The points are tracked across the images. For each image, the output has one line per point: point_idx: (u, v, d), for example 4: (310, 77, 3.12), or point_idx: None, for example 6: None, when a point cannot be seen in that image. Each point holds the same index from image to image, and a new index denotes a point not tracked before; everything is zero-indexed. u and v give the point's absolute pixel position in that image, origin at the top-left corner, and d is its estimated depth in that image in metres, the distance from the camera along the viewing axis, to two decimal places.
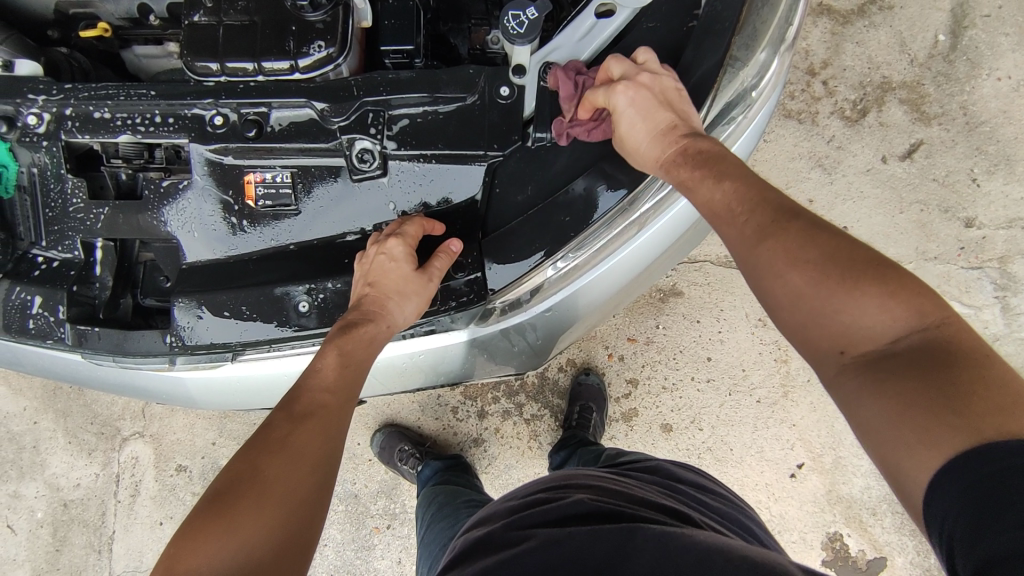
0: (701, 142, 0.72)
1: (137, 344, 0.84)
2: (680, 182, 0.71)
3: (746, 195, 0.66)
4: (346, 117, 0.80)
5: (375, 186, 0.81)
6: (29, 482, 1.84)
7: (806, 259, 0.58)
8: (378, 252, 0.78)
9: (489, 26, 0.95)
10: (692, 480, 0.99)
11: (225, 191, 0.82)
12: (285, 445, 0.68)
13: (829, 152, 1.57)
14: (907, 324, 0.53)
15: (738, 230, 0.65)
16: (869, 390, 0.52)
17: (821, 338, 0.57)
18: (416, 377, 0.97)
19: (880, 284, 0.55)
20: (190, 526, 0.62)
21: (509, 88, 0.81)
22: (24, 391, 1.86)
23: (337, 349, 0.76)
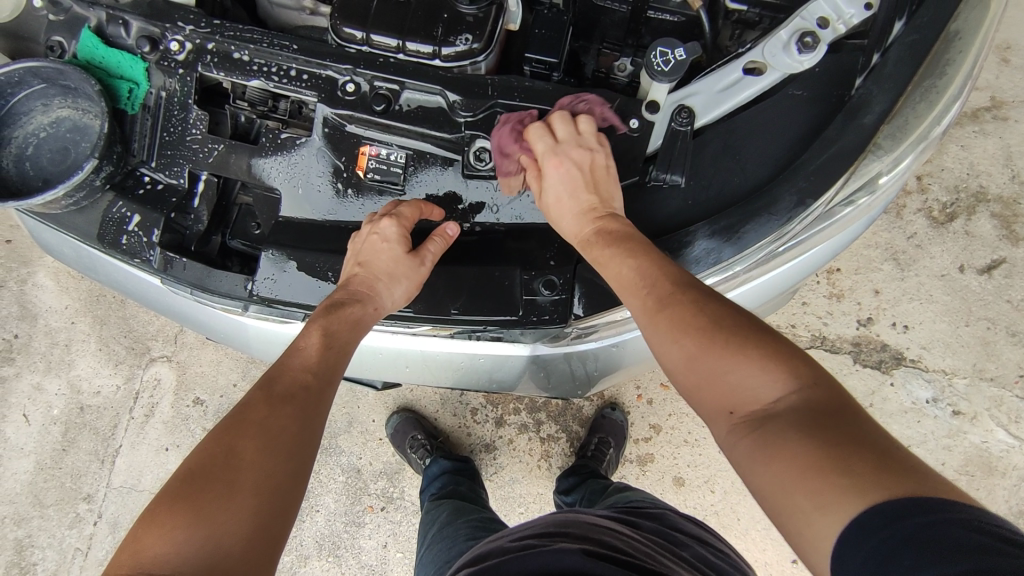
0: (613, 223, 0.74)
1: (219, 284, 0.85)
2: (592, 259, 0.73)
3: (650, 267, 0.67)
4: (473, 114, 0.80)
5: (484, 186, 0.82)
6: (53, 378, 1.88)
7: (694, 324, 0.61)
8: (372, 230, 0.78)
9: (619, 53, 0.95)
10: (691, 532, 0.96)
11: (337, 156, 0.83)
12: (261, 427, 0.64)
13: (907, 248, 1.53)
14: (793, 387, 0.55)
15: (640, 299, 0.66)
16: (762, 451, 0.53)
17: (711, 398, 0.59)
18: (468, 380, 0.97)
19: (763, 350, 0.58)
20: (154, 510, 0.58)
21: (639, 122, 0.80)
22: (70, 291, 1.92)
23: (320, 329, 0.75)
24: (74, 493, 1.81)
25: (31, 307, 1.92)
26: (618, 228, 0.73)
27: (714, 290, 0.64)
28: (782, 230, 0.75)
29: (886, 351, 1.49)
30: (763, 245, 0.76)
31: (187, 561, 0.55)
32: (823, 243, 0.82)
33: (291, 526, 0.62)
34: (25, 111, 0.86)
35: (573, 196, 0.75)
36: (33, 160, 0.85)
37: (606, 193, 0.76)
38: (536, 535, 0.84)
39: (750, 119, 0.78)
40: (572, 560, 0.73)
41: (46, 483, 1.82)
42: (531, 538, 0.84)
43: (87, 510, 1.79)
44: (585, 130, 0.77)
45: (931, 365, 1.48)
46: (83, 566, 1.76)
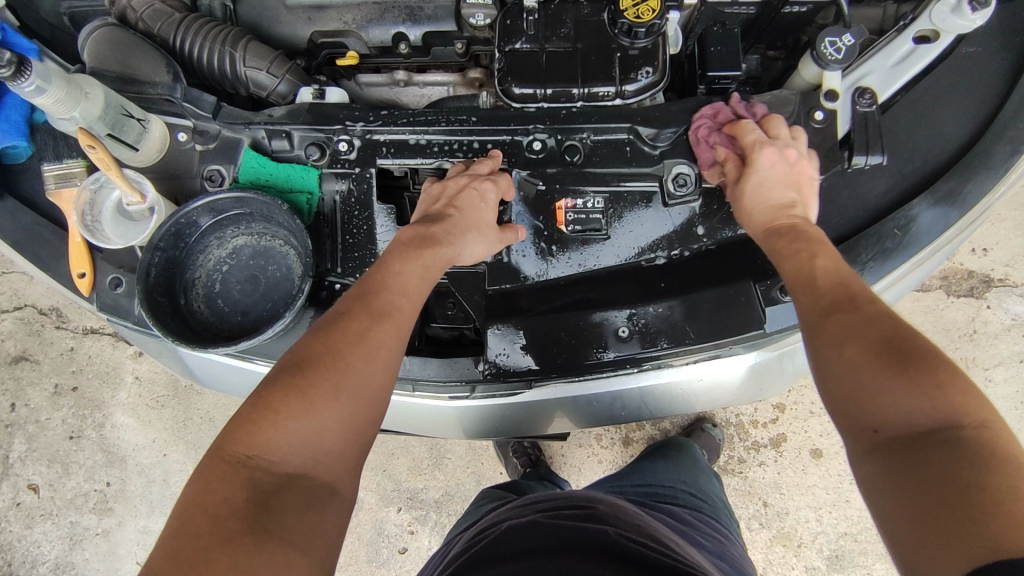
0: (810, 228, 0.67)
1: (446, 374, 0.85)
2: (771, 252, 0.67)
3: (835, 274, 0.60)
4: (666, 143, 0.81)
5: (688, 211, 0.81)
6: (160, 516, 1.74)
7: (864, 337, 0.53)
8: (472, 184, 0.77)
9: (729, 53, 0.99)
10: (704, 525, 0.89)
11: (535, 217, 0.82)
12: (364, 338, 0.62)
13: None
14: (936, 419, 0.48)
15: (808, 298, 0.59)
16: (888, 480, 0.48)
17: (847, 411, 0.52)
18: (678, 409, 0.91)
19: (926, 386, 0.49)
20: (264, 395, 0.57)
21: (823, 112, 0.81)
22: (153, 422, 1.79)
23: (420, 262, 0.70)
24: None
25: (118, 451, 1.78)
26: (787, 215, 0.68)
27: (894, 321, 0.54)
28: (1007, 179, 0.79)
29: (974, 279, 1.43)
30: (989, 199, 0.79)
31: (292, 457, 0.55)
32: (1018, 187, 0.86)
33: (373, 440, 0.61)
34: (202, 248, 0.83)
35: (771, 187, 0.71)
36: (225, 295, 0.82)
37: (806, 199, 0.72)
38: (556, 502, 0.74)
39: (934, 86, 0.80)
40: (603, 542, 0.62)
41: None
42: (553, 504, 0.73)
43: None
44: (799, 138, 0.76)
45: (1019, 280, 1.43)
46: None
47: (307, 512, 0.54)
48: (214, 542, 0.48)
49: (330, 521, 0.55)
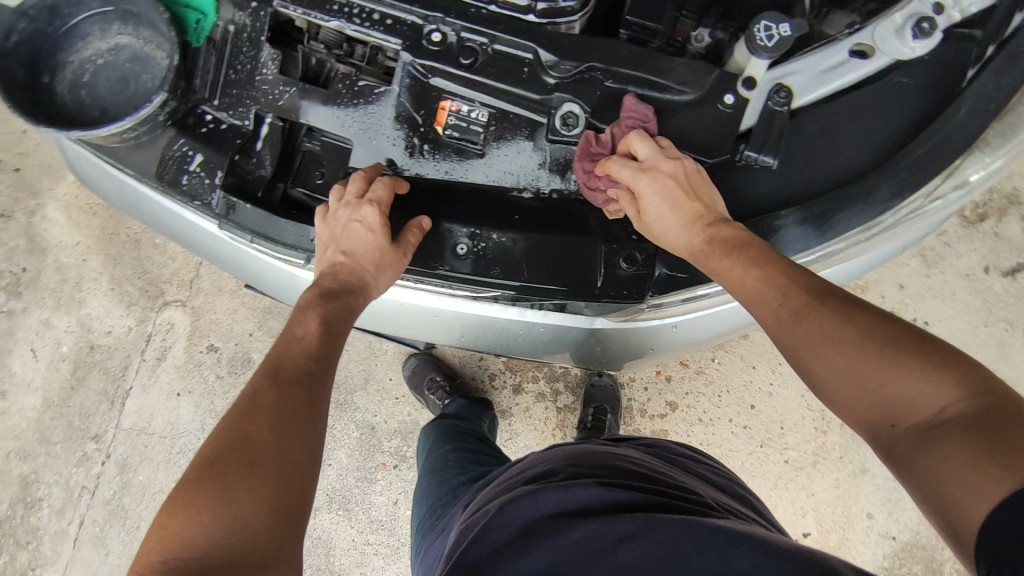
0: (727, 229, 0.70)
1: (285, 233, 0.82)
2: (710, 271, 0.70)
3: (777, 279, 0.65)
4: (564, 75, 0.77)
5: (566, 151, 0.79)
6: (63, 315, 1.76)
7: (845, 336, 0.60)
8: (352, 218, 0.77)
9: (697, 23, 0.90)
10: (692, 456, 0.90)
11: (415, 108, 0.80)
12: (273, 408, 0.65)
13: (935, 246, 1.53)
14: (948, 392, 0.55)
15: (771, 313, 0.65)
16: (925, 451, 0.54)
17: (866, 411, 0.59)
18: (522, 350, 0.97)
19: (929, 359, 0.56)
20: (176, 499, 0.59)
21: (733, 97, 0.77)
22: (82, 226, 1.79)
23: (318, 315, 0.75)
24: (81, 433, 1.71)
25: (41, 242, 1.79)
26: (729, 234, 0.69)
27: (851, 294, 0.63)
28: (879, 222, 0.76)
29: None
30: (854, 234, 0.77)
31: (218, 545, 0.57)
32: (900, 241, 0.84)
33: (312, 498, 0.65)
34: (83, 34, 0.81)
35: (676, 210, 0.72)
36: (90, 88, 0.80)
37: (708, 197, 0.73)
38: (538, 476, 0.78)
39: (851, 107, 0.77)
40: (585, 494, 0.67)
41: (53, 421, 1.72)
42: (534, 479, 0.77)
43: (95, 450, 1.70)
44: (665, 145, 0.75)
45: None
46: (89, 505, 1.69)
47: None
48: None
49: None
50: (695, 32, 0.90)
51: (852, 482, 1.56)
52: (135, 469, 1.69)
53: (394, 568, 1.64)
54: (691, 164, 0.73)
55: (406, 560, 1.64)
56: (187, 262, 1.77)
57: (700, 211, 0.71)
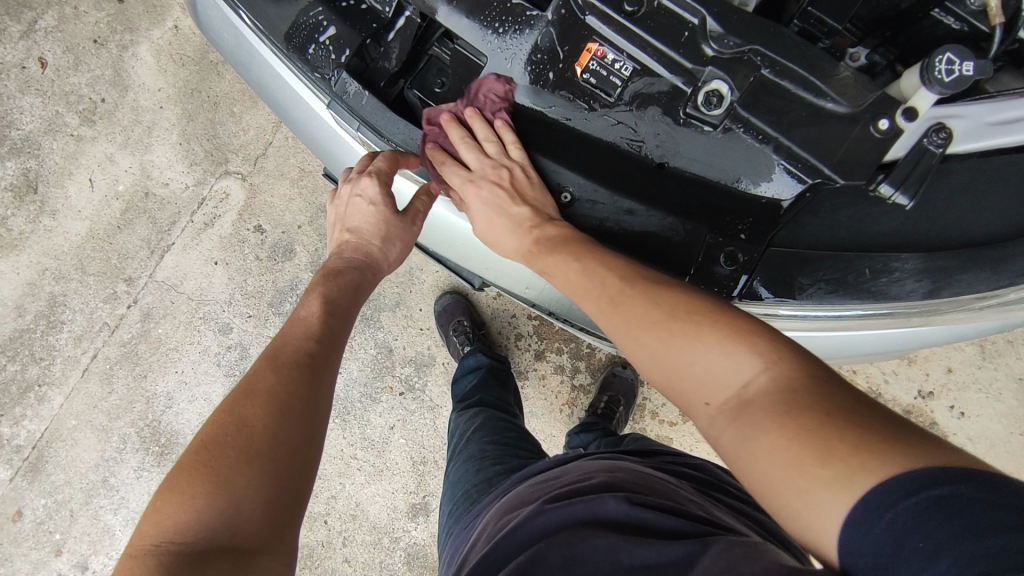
0: (550, 228, 0.78)
1: (394, 130, 0.82)
2: (539, 268, 0.78)
3: (594, 271, 0.72)
4: (724, 50, 0.73)
5: (699, 132, 0.75)
6: (128, 154, 1.77)
7: (654, 318, 0.65)
8: (353, 194, 0.85)
9: (857, 40, 0.86)
10: (725, 481, 0.89)
11: (560, 42, 0.76)
12: (269, 394, 0.68)
13: (999, 340, 1.47)
14: (745, 365, 0.58)
15: (598, 311, 0.72)
16: (746, 431, 0.54)
17: (680, 394, 0.62)
18: (580, 316, 0.94)
19: (724, 333, 0.61)
20: (171, 480, 0.61)
21: (889, 124, 0.71)
22: (168, 74, 1.79)
23: (321, 298, 0.82)
24: (116, 272, 1.74)
25: (125, 78, 1.79)
26: (552, 232, 0.77)
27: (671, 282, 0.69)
28: (1002, 295, 0.75)
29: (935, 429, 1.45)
30: (970, 301, 0.76)
31: (206, 529, 0.58)
32: (1003, 322, 0.82)
33: (310, 486, 0.66)
34: None
35: (502, 215, 0.80)
36: None
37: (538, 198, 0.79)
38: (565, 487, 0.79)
39: (998, 167, 0.74)
40: (610, 509, 0.68)
41: (92, 253, 1.75)
42: (561, 490, 0.77)
43: (125, 292, 1.73)
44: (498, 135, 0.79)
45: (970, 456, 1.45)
46: (105, 342, 1.72)
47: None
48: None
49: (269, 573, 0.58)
50: (853, 50, 0.87)
51: None
52: (157, 321, 1.72)
53: (373, 487, 1.67)
54: (522, 173, 0.80)
55: (386, 483, 1.67)
56: (258, 138, 1.76)
57: (528, 214, 0.78)
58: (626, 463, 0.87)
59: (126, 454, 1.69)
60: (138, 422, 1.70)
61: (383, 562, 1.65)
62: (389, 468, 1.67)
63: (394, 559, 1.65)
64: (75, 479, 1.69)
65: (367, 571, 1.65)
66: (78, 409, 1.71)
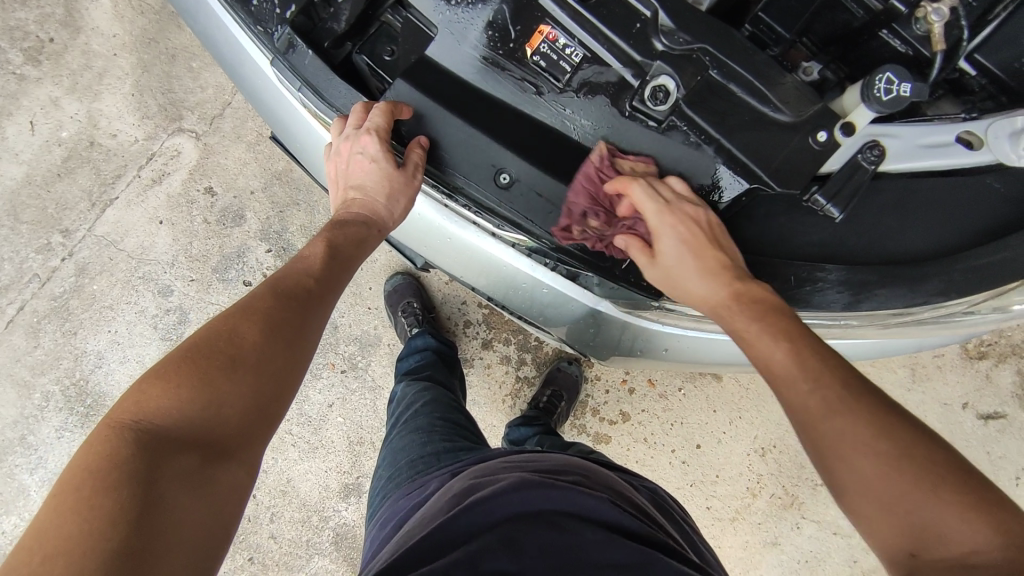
0: (755, 291, 0.70)
1: (335, 94, 0.78)
2: (729, 328, 0.70)
3: (806, 366, 0.61)
4: (674, 45, 0.73)
5: (643, 127, 0.75)
6: (76, 100, 1.69)
7: (863, 428, 0.57)
8: (353, 150, 0.79)
9: (811, 55, 0.87)
10: (673, 503, 0.93)
11: (513, 21, 0.75)
12: (268, 314, 0.67)
13: (928, 364, 1.52)
14: (974, 528, 0.52)
15: (775, 381, 0.63)
16: None
17: (861, 503, 0.56)
18: (517, 305, 0.92)
19: (941, 479, 0.55)
20: (160, 368, 0.60)
21: (826, 136, 0.73)
22: (125, 22, 1.71)
23: (327, 241, 0.80)
24: (51, 222, 1.66)
25: (78, 20, 1.71)
26: (758, 293, 0.70)
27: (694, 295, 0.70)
28: (915, 312, 0.78)
29: None
30: (881, 316, 0.78)
31: (186, 419, 0.57)
32: (919, 341, 0.85)
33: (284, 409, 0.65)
34: None
35: (394, 173, 0.79)
36: None
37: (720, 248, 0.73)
38: (541, 471, 0.80)
39: (926, 189, 0.75)
40: (596, 506, 0.69)
41: (28, 200, 1.67)
42: (543, 474, 0.78)
43: (60, 243, 1.65)
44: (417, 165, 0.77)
45: None
46: (35, 294, 1.65)
47: (198, 476, 0.55)
48: (109, 482, 0.50)
49: (234, 480, 0.57)
50: (806, 63, 0.86)
51: (758, 549, 1.57)
52: (92, 277, 1.65)
53: (306, 464, 1.64)
54: (704, 219, 0.72)
55: (319, 461, 1.64)
56: (215, 98, 1.69)
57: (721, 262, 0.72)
58: (595, 466, 0.89)
59: (48, 413, 1.61)
60: (64, 380, 1.63)
61: (310, 540, 1.62)
62: (324, 446, 1.64)
63: (321, 538, 1.62)
64: None
65: (292, 548, 1.62)
66: None
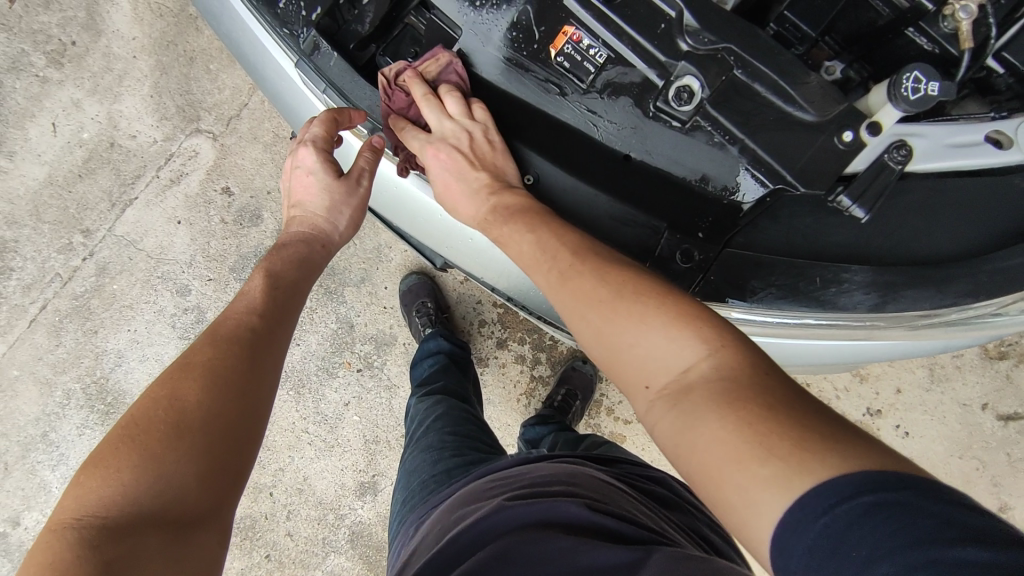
0: (509, 198, 0.76)
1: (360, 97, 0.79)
2: (494, 238, 0.76)
3: (549, 245, 0.69)
4: (699, 45, 0.72)
5: (667, 128, 0.75)
6: (95, 102, 1.71)
7: (599, 295, 0.63)
8: (294, 168, 0.84)
9: (834, 54, 0.86)
10: (685, 493, 0.92)
11: (537, 22, 0.75)
12: (205, 371, 0.67)
13: (947, 365, 1.51)
14: (716, 358, 0.54)
15: (543, 276, 0.69)
16: (683, 418, 0.52)
17: (625, 374, 0.59)
18: (538, 304, 0.92)
19: (672, 316, 0.58)
20: (97, 455, 0.59)
21: (853, 136, 0.72)
22: (144, 24, 1.73)
23: (266, 273, 0.81)
24: (73, 222, 1.68)
25: (99, 22, 1.73)
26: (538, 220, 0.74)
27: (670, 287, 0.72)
28: (943, 314, 0.77)
29: None
30: (908, 317, 0.77)
31: (137, 499, 0.56)
32: (946, 343, 0.83)
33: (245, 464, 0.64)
34: None
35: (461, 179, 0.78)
36: None
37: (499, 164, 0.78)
38: (528, 485, 0.79)
39: (954, 189, 0.75)
40: (570, 512, 0.68)
41: (49, 200, 1.69)
42: (525, 490, 0.77)
43: (81, 243, 1.67)
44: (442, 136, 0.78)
45: None
46: (56, 293, 1.67)
47: (159, 549, 0.53)
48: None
49: (201, 546, 0.56)
50: (828, 63, 0.86)
51: None
52: (112, 277, 1.67)
53: (322, 463, 1.65)
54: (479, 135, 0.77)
55: (335, 460, 1.65)
56: (232, 99, 1.71)
57: (485, 180, 0.77)
58: (591, 466, 0.88)
59: (70, 410, 1.63)
60: (85, 378, 1.65)
61: (326, 538, 1.63)
62: (340, 444, 1.65)
63: (337, 535, 1.63)
64: (12, 432, 1.63)
65: (309, 546, 1.63)
66: (21, 359, 1.65)
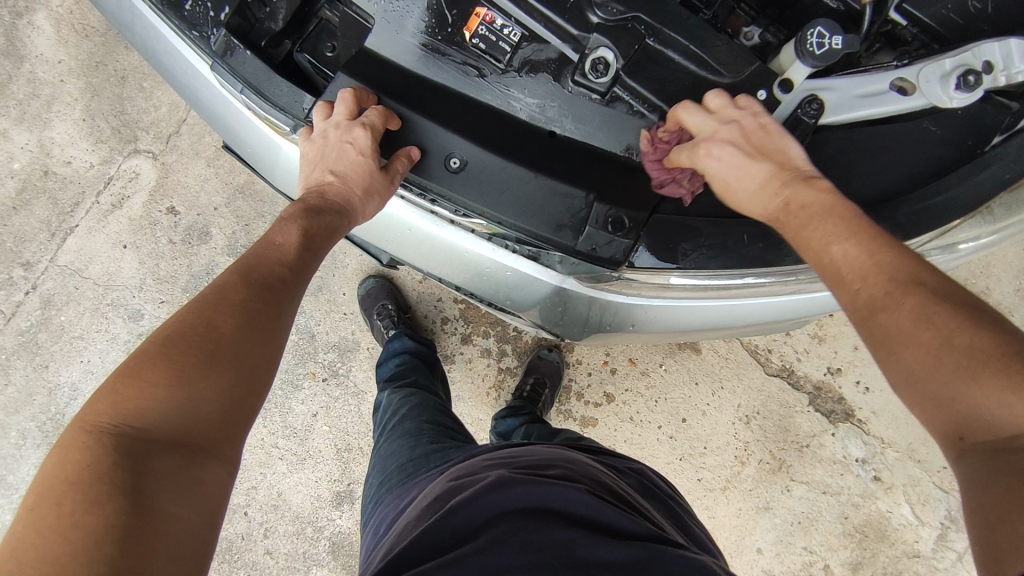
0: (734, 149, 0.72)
1: (277, 92, 0.77)
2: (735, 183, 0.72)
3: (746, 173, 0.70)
4: (609, 17, 0.74)
5: (587, 99, 0.76)
6: (25, 130, 1.66)
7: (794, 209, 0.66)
8: (343, 140, 0.74)
9: (751, 20, 0.88)
10: (667, 489, 0.93)
11: (449, 6, 0.77)
12: (239, 302, 0.65)
13: None
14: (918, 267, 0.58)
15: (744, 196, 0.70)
16: (895, 309, 0.56)
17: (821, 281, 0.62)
18: (482, 290, 0.89)
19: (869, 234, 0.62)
20: (133, 367, 0.58)
21: (765, 94, 0.75)
22: (70, 47, 1.68)
23: (302, 228, 0.75)
24: (11, 256, 1.63)
25: (20, 48, 1.68)
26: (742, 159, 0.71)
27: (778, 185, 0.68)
28: None
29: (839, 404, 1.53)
30: None
31: (165, 420, 0.56)
32: None
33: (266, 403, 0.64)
34: None
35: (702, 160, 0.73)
36: None
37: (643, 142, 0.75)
38: (523, 466, 0.79)
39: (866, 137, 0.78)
40: (575, 499, 0.68)
41: None
42: (527, 470, 0.77)
43: (22, 277, 1.62)
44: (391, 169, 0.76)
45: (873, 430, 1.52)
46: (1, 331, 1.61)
47: (178, 476, 0.54)
48: (90, 494, 0.50)
49: (216, 478, 0.56)
50: (746, 29, 0.89)
51: None
52: (59, 308, 1.62)
53: (295, 476, 1.62)
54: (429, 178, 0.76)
55: (309, 472, 1.63)
56: (169, 116, 1.67)
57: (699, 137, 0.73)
58: (581, 455, 0.90)
59: (26, 450, 1.58)
60: (39, 416, 1.59)
61: (307, 552, 1.60)
62: (313, 456, 1.63)
63: (317, 548, 1.61)
64: None
65: (289, 562, 1.60)
66: None
